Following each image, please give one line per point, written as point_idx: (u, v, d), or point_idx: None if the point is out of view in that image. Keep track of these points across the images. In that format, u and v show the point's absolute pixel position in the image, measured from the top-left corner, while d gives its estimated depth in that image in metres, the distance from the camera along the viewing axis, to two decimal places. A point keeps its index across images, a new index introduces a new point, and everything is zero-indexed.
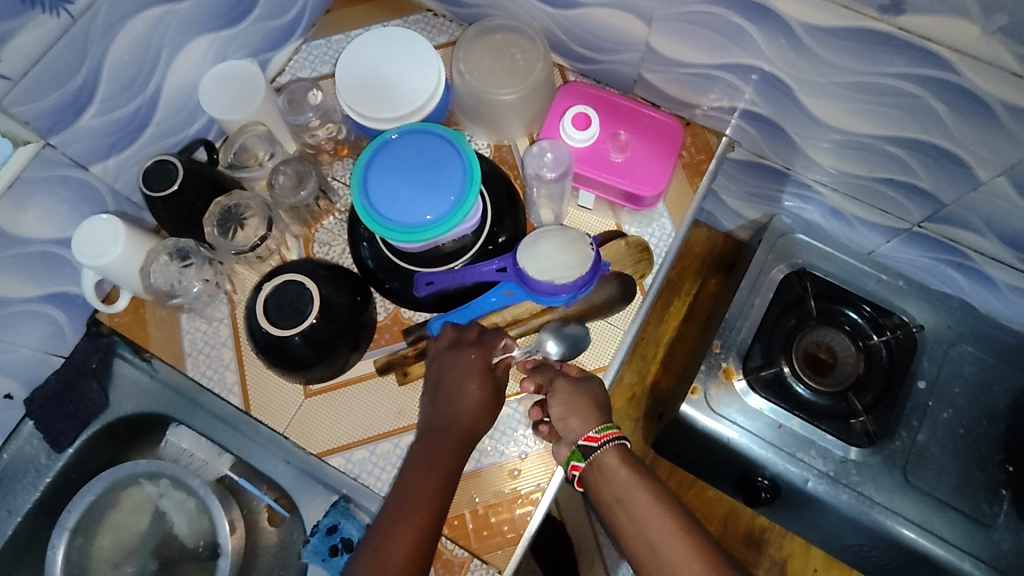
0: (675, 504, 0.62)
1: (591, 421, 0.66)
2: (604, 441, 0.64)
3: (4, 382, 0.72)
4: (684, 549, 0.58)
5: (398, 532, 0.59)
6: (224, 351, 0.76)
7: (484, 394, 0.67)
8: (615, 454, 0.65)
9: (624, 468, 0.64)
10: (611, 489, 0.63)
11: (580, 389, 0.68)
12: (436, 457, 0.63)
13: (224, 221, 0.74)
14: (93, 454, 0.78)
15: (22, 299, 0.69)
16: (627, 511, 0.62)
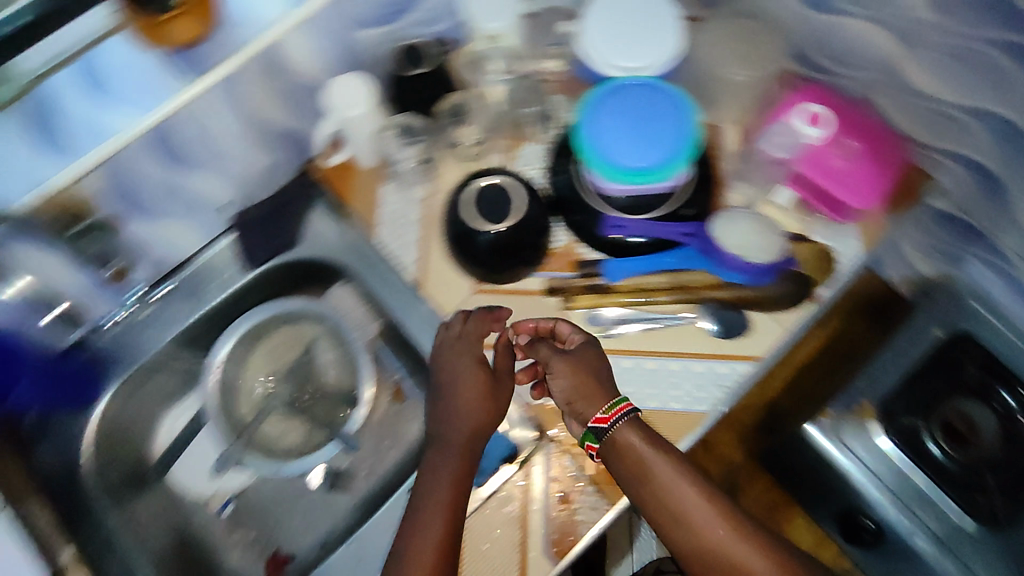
0: (699, 473, 0.64)
1: (601, 400, 0.68)
2: (613, 420, 0.66)
3: (224, 193, 0.80)
4: (714, 514, 0.62)
5: (426, 531, 0.63)
6: (410, 229, 0.83)
7: (472, 394, 0.71)
8: (634, 428, 0.66)
9: (642, 441, 0.65)
10: (636, 464, 0.64)
11: (578, 362, 0.71)
12: (444, 460, 0.68)
13: (452, 116, 0.83)
14: (269, 283, 0.86)
15: (268, 127, 0.77)
16: (654, 484, 0.63)
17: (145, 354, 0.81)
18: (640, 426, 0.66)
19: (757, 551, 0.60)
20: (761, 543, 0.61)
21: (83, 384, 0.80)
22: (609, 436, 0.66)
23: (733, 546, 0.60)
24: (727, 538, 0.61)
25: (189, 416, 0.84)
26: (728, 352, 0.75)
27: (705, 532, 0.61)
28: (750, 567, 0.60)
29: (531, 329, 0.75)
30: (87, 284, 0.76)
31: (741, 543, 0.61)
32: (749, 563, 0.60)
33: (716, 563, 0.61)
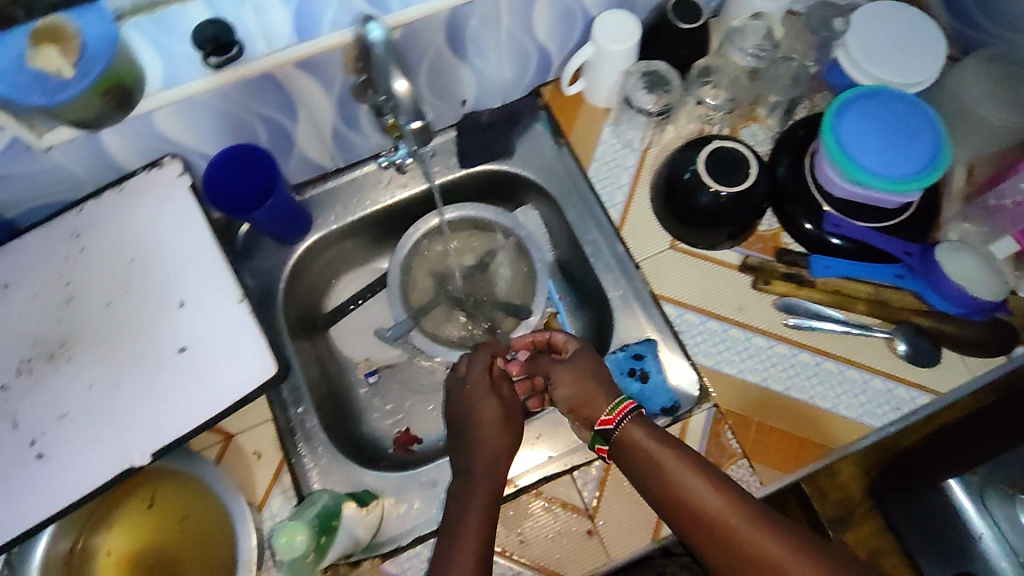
0: (711, 466, 0.60)
1: (605, 402, 0.66)
2: (617, 420, 0.63)
3: (467, 91, 0.83)
4: (734, 504, 0.57)
5: (462, 543, 0.60)
6: (625, 174, 0.84)
7: (492, 421, 0.70)
8: (640, 426, 0.63)
9: (649, 435, 0.62)
10: (643, 463, 0.61)
11: (579, 368, 0.69)
12: (472, 479, 0.65)
13: (699, 76, 0.82)
14: (472, 186, 0.90)
15: (534, 40, 0.79)
16: (663, 478, 0.60)
17: (349, 216, 0.85)
18: (647, 423, 0.64)
19: (782, 540, 0.55)
20: (783, 531, 0.55)
21: (298, 219, 0.80)
22: (620, 435, 0.63)
23: (758, 536, 0.55)
24: (748, 526, 0.56)
25: (361, 284, 0.93)
26: (909, 379, 0.74)
27: (722, 523, 0.56)
28: (776, 559, 0.54)
29: (533, 343, 0.77)
30: (331, 129, 0.77)
31: (764, 531, 0.55)
32: (777, 553, 0.54)
33: (746, 554, 0.55)
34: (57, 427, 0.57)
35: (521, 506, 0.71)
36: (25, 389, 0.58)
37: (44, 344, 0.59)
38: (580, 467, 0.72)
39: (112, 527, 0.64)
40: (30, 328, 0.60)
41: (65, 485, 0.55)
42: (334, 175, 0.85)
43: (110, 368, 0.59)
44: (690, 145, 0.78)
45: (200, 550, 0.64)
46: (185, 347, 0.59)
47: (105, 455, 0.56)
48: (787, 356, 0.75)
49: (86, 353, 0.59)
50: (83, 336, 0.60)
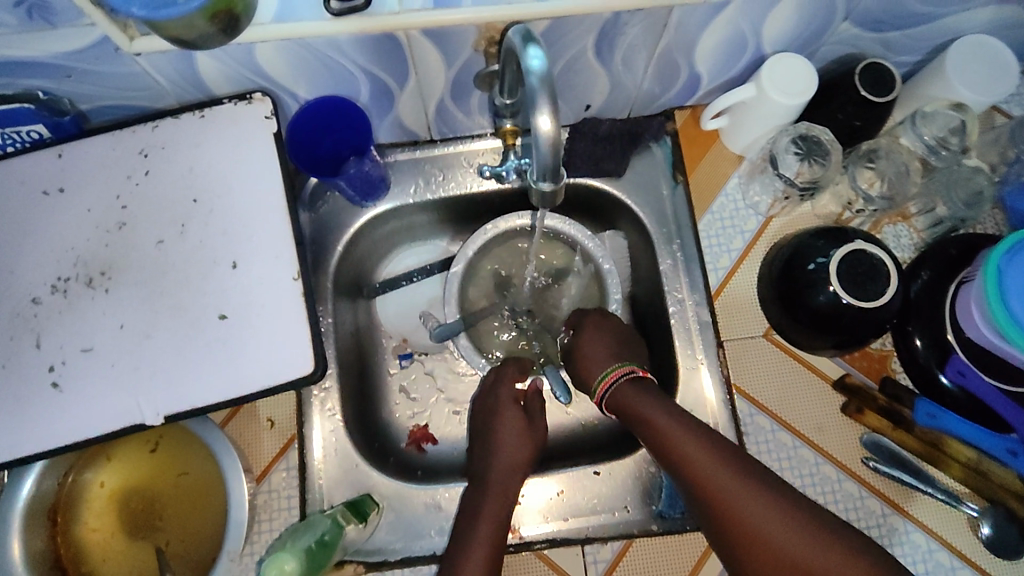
0: (699, 423, 0.60)
1: (601, 368, 0.69)
2: (603, 390, 0.66)
3: (596, 97, 0.73)
4: (711, 459, 0.57)
5: (475, 533, 0.61)
6: (738, 237, 0.74)
7: (512, 437, 0.69)
8: (630, 385, 0.65)
9: (636, 393, 0.63)
10: (636, 421, 0.62)
11: (590, 336, 0.71)
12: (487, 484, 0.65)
13: (861, 156, 0.71)
14: (566, 196, 0.81)
15: (689, 61, 0.68)
16: (650, 432, 0.61)
17: (429, 193, 0.78)
18: (637, 382, 0.65)
19: (751, 491, 0.54)
20: (753, 484, 0.55)
21: (376, 186, 0.74)
22: (614, 398, 0.65)
23: (730, 489, 0.55)
24: (725, 481, 0.55)
25: (421, 261, 0.87)
26: (981, 566, 0.66)
27: (711, 488, 0.56)
28: (755, 523, 0.53)
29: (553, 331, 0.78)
30: (437, 101, 0.69)
31: (737, 485, 0.55)
32: (747, 509, 0.53)
33: (722, 507, 0.55)
34: (78, 360, 0.53)
35: (520, 561, 0.66)
36: (55, 309, 0.54)
37: (84, 266, 0.55)
38: (593, 543, 0.66)
39: (110, 461, 0.61)
40: (74, 243, 0.56)
41: (71, 422, 0.52)
42: (425, 146, 0.78)
43: (145, 314, 0.54)
44: (828, 236, 0.68)
45: (189, 510, 0.61)
46: (226, 314, 0.55)
47: (120, 400, 0.53)
48: (853, 496, 0.67)
49: (125, 288, 0.55)
50: (126, 268, 0.55)
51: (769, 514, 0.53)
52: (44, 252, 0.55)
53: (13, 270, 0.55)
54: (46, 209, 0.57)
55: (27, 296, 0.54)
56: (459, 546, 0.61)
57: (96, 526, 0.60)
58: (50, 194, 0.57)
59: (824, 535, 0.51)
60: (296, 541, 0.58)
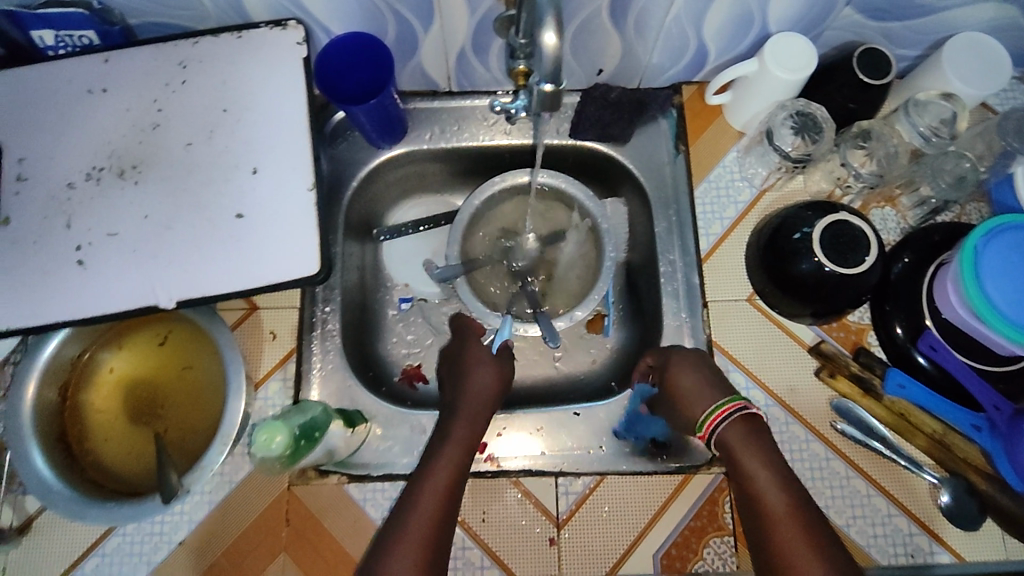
0: (806, 498, 0.54)
1: (706, 404, 0.61)
2: (710, 432, 0.59)
3: (608, 62, 0.77)
4: (806, 548, 0.51)
5: (413, 518, 0.56)
6: (731, 206, 0.78)
7: (467, 416, 0.66)
8: (741, 429, 0.58)
9: (746, 446, 0.57)
10: (738, 473, 0.56)
11: (684, 368, 0.64)
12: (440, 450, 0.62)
13: (855, 137, 0.74)
14: (573, 159, 0.85)
15: (698, 33, 0.72)
16: (747, 487, 0.56)
17: (443, 142, 0.83)
18: (752, 425, 0.58)
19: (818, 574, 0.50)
20: None
21: (394, 127, 0.78)
22: (720, 436, 0.59)
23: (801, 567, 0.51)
24: (799, 555, 0.51)
25: (428, 211, 0.91)
26: (939, 534, 0.68)
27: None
28: None
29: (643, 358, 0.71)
30: (457, 51, 0.73)
31: (809, 563, 0.50)
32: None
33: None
34: (104, 242, 0.57)
35: (496, 487, 0.69)
36: (88, 194, 0.59)
37: (118, 159, 0.60)
38: (567, 474, 0.69)
39: (121, 348, 0.65)
40: (111, 138, 0.60)
41: (93, 295, 0.56)
42: (443, 97, 0.82)
43: (169, 207, 0.59)
44: (815, 207, 0.71)
45: (190, 402, 0.64)
46: (243, 214, 0.59)
47: (139, 281, 0.57)
48: (818, 457, 0.70)
49: (154, 182, 0.59)
50: (156, 164, 0.60)
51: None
52: (83, 143, 0.60)
53: (54, 156, 0.59)
54: (89, 104, 0.61)
55: (63, 181, 0.59)
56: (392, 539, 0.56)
57: (102, 408, 0.63)
58: (93, 93, 0.62)
59: None
60: (289, 417, 0.60)
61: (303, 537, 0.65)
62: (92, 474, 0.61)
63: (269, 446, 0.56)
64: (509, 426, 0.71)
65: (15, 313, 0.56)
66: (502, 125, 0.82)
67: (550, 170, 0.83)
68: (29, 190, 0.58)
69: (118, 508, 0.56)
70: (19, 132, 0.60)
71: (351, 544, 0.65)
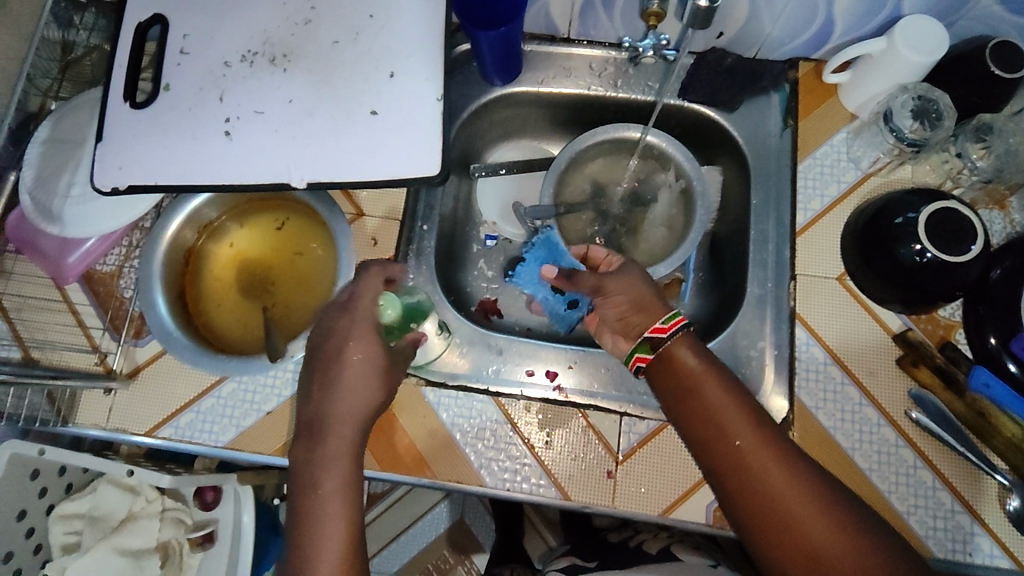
0: (753, 402, 0.58)
1: (662, 311, 0.63)
2: (673, 330, 0.60)
3: (731, 26, 0.78)
4: (762, 448, 0.55)
5: (334, 429, 0.57)
6: (834, 186, 0.78)
7: (356, 361, 0.58)
8: (690, 348, 0.60)
9: (695, 362, 0.59)
10: (684, 388, 0.59)
11: (626, 279, 0.66)
12: (344, 370, 0.58)
13: (975, 131, 0.73)
14: (677, 121, 0.86)
15: (830, 5, 0.72)
16: (699, 403, 0.58)
17: (554, 86, 0.85)
18: (693, 343, 0.61)
19: (782, 470, 0.54)
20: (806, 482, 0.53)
21: (511, 64, 0.80)
22: (665, 348, 0.61)
23: (762, 466, 0.54)
24: (758, 456, 0.54)
25: (523, 156, 0.94)
26: (1002, 539, 0.67)
27: (757, 478, 0.54)
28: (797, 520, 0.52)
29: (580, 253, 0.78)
30: None
31: (770, 461, 0.54)
32: (781, 488, 0.53)
33: (748, 483, 0.54)
34: (250, 119, 0.62)
35: (562, 416, 0.71)
36: (241, 74, 0.63)
37: (271, 46, 0.64)
38: (631, 416, 0.71)
39: (243, 225, 0.70)
40: (266, 27, 0.65)
41: (234, 164, 0.61)
42: (560, 43, 0.84)
43: (311, 95, 0.63)
44: (924, 193, 0.71)
45: (298, 284, 0.69)
46: (376, 112, 0.63)
47: (277, 159, 0.61)
48: (887, 442, 0.70)
49: (300, 71, 0.64)
50: (303, 55, 0.64)
51: (796, 496, 0.52)
52: (241, 29, 0.65)
53: (214, 36, 0.65)
54: None
55: (220, 59, 0.64)
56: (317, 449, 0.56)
57: (219, 276, 0.69)
58: None
59: (876, 546, 0.50)
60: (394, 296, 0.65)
61: (378, 429, 0.70)
62: (203, 331, 0.66)
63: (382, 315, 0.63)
64: (580, 362, 0.74)
65: (164, 170, 0.61)
66: (614, 76, 0.84)
67: (654, 128, 0.85)
68: (190, 63, 0.64)
69: (227, 360, 0.62)
70: (186, 10, 0.66)
71: (421, 443, 0.69)
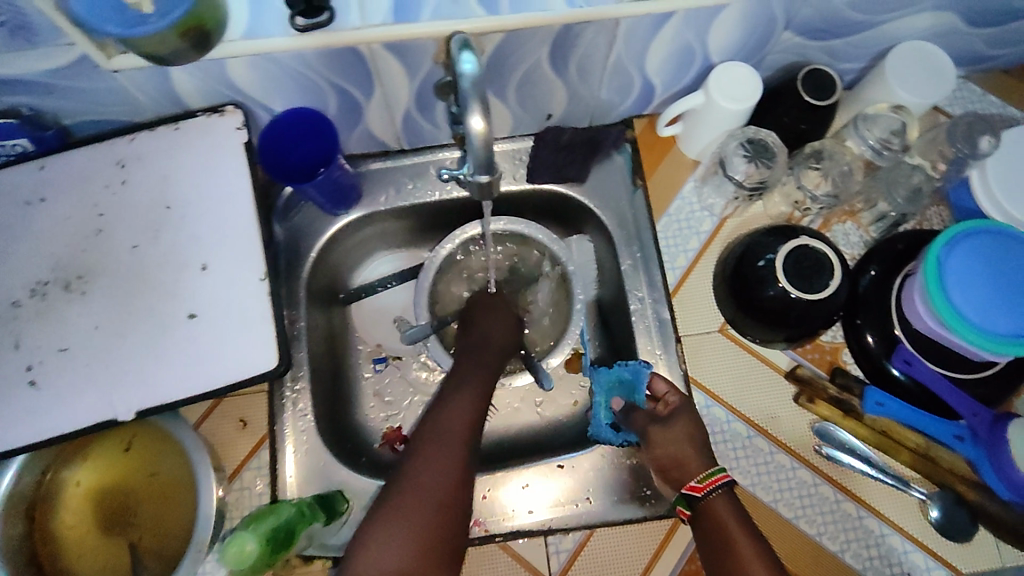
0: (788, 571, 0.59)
1: (697, 469, 0.65)
2: (705, 493, 0.63)
3: (557, 106, 0.76)
4: None
5: (423, 478, 0.60)
6: (694, 238, 0.78)
7: (461, 414, 0.66)
8: (727, 505, 0.62)
9: (733, 522, 0.61)
10: (719, 544, 0.61)
11: (672, 433, 0.67)
12: (443, 424, 0.64)
13: (807, 157, 0.75)
14: (534, 203, 0.84)
15: (642, 71, 0.72)
16: (731, 558, 0.60)
17: (401, 200, 0.81)
18: (733, 500, 0.63)
19: None
20: None
21: (347, 195, 0.76)
22: (703, 501, 0.63)
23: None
24: None
25: (395, 267, 0.89)
26: (932, 548, 0.68)
27: None
28: None
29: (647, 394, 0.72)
30: (403, 112, 0.72)
31: None
32: None
33: None
34: (55, 359, 0.56)
35: (483, 553, 0.69)
36: (35, 310, 0.57)
37: (63, 271, 0.59)
38: (556, 533, 0.69)
39: (86, 460, 0.64)
40: (54, 250, 0.59)
41: (47, 418, 0.55)
42: (395, 156, 0.81)
43: (119, 314, 0.58)
44: (774, 233, 0.70)
45: (163, 505, 0.63)
46: (195, 314, 0.58)
47: (94, 399, 0.55)
48: (806, 484, 0.70)
49: (100, 291, 0.58)
50: (101, 272, 0.59)
51: None
52: (23, 259, 0.59)
53: None
54: (29, 216, 0.60)
55: (7, 300, 0.57)
56: (431, 438, 0.63)
57: (73, 523, 0.62)
58: (32, 204, 0.60)
59: None
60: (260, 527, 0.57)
61: None
62: None
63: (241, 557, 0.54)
64: (492, 488, 0.72)
65: None
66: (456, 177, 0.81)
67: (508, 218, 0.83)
68: None
69: None
70: None
71: None
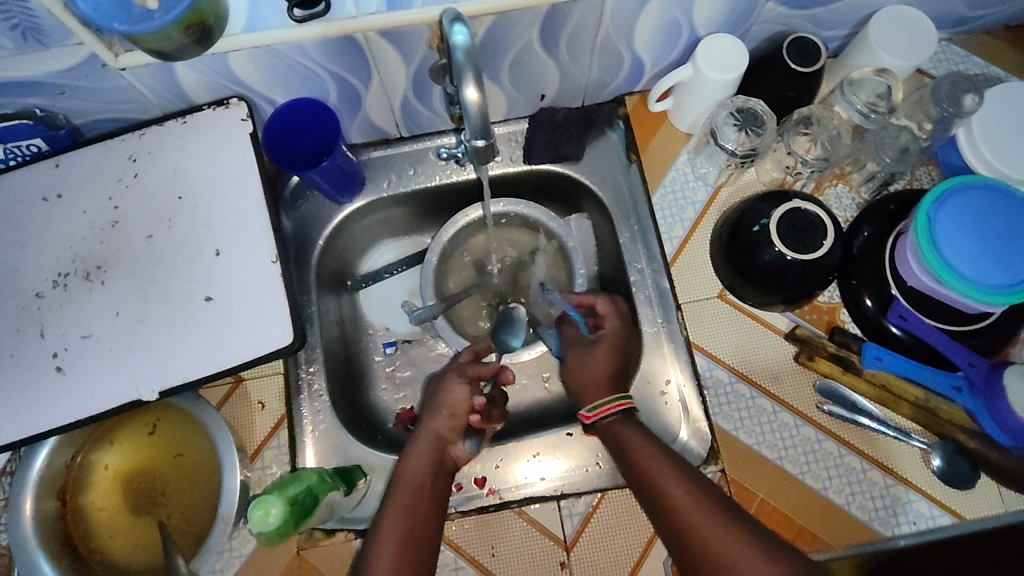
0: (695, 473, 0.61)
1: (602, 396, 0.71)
2: (601, 415, 0.67)
3: (550, 87, 0.78)
4: (690, 493, 0.58)
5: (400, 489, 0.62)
6: (690, 208, 0.80)
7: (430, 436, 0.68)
8: (623, 426, 0.66)
9: (629, 432, 0.66)
10: (626, 462, 0.64)
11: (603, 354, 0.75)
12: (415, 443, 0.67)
13: (796, 124, 0.76)
14: (532, 182, 0.86)
15: (631, 48, 0.74)
16: (640, 472, 0.62)
17: (403, 186, 0.83)
18: (631, 421, 0.67)
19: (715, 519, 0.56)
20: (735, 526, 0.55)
21: (350, 182, 0.78)
22: (604, 425, 0.67)
23: (701, 519, 0.56)
24: (697, 514, 0.56)
25: (399, 253, 0.91)
26: (936, 497, 0.70)
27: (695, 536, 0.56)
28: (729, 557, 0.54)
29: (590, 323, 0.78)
30: (400, 99, 0.74)
31: (704, 511, 0.57)
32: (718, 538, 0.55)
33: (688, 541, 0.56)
34: (79, 346, 0.59)
35: (499, 519, 0.71)
36: (58, 301, 0.60)
37: (82, 262, 0.61)
38: (568, 497, 0.71)
39: (113, 443, 0.66)
40: (72, 243, 0.62)
41: (75, 401, 0.57)
42: (395, 143, 0.84)
43: (139, 300, 0.60)
44: (768, 197, 0.72)
45: (187, 484, 0.66)
46: (211, 297, 0.60)
47: (118, 382, 0.58)
48: (810, 440, 0.72)
49: (119, 279, 0.60)
50: (119, 262, 0.61)
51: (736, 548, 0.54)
52: (44, 252, 0.61)
53: (18, 268, 0.61)
54: (48, 211, 0.62)
55: (30, 291, 0.60)
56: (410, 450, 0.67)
57: (103, 504, 0.65)
58: (49, 200, 0.63)
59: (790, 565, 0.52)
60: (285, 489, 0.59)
61: None
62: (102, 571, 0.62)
63: (265, 521, 0.56)
64: (506, 458, 0.74)
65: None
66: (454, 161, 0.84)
67: (507, 199, 0.85)
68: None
69: None
70: None
71: None
